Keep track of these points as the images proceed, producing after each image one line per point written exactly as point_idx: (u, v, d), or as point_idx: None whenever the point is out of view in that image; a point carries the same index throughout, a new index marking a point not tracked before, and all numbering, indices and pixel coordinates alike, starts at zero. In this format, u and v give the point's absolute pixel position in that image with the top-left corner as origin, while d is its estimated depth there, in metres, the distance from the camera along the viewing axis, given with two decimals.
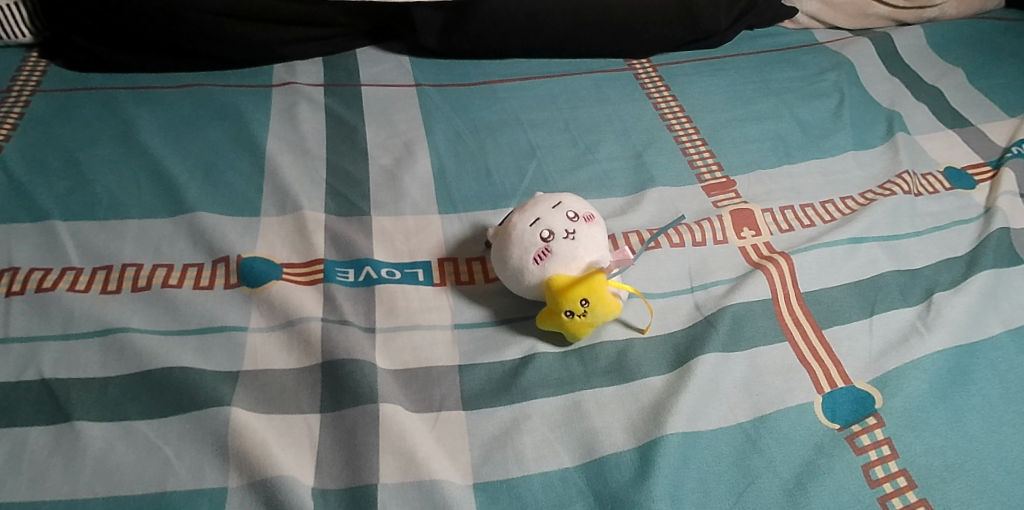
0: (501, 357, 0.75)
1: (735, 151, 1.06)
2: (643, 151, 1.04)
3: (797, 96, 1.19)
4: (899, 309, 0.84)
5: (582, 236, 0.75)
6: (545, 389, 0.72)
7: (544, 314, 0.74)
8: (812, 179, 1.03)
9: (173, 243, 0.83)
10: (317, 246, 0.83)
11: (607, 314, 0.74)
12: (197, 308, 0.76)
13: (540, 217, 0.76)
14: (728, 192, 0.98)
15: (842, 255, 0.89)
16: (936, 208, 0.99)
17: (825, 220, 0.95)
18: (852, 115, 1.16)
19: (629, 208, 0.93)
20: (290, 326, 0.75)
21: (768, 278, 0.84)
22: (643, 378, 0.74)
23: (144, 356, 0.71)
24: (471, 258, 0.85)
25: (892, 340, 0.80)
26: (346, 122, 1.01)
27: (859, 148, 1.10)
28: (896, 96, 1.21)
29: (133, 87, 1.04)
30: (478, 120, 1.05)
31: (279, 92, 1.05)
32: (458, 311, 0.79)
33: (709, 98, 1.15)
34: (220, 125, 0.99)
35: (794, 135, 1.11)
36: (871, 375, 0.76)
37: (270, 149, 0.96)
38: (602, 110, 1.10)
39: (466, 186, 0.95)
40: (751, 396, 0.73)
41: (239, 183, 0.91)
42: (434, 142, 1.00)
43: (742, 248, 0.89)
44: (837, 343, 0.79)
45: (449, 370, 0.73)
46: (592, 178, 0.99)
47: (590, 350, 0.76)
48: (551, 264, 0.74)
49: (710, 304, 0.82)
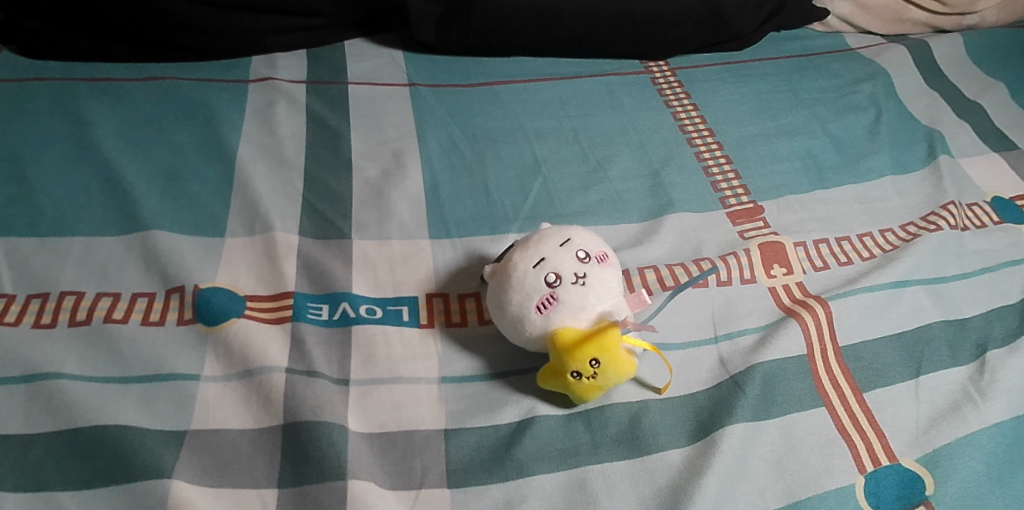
0: (495, 419, 0.64)
1: (762, 172, 0.95)
2: (660, 168, 0.93)
3: (830, 110, 1.08)
4: (949, 369, 0.73)
5: (593, 282, 0.65)
6: (544, 464, 0.62)
7: (546, 371, 0.64)
8: (849, 207, 0.92)
9: (122, 267, 0.72)
10: (288, 276, 0.73)
11: (620, 376, 0.63)
12: (143, 350, 0.65)
13: (546, 256, 0.65)
14: (755, 220, 0.87)
15: (884, 301, 0.78)
16: (985, 246, 0.89)
17: (863, 256, 0.84)
18: (890, 134, 1.05)
19: (644, 237, 0.83)
20: (248, 377, 0.64)
21: (804, 330, 0.73)
22: (659, 451, 0.63)
23: (75, 410, 0.60)
24: (464, 294, 0.74)
25: (941, 408, 0.70)
26: (329, 126, 0.90)
27: (899, 172, 0.99)
28: (936, 113, 1.10)
29: (92, 78, 0.91)
30: (477, 127, 0.94)
31: (256, 88, 0.94)
32: (447, 361, 0.68)
33: (733, 110, 1.04)
34: (187, 124, 0.87)
35: (828, 155, 1.00)
36: (919, 452, 0.66)
37: (240, 155, 0.84)
38: (615, 119, 0.99)
39: (461, 207, 0.83)
40: (783, 476, 0.63)
41: (203, 195, 0.80)
42: (427, 152, 0.89)
43: (772, 289, 0.79)
44: (881, 410, 0.69)
45: (433, 436, 0.63)
46: (603, 199, 0.88)
47: (598, 414, 0.65)
48: (557, 314, 0.63)
49: (736, 360, 0.71)
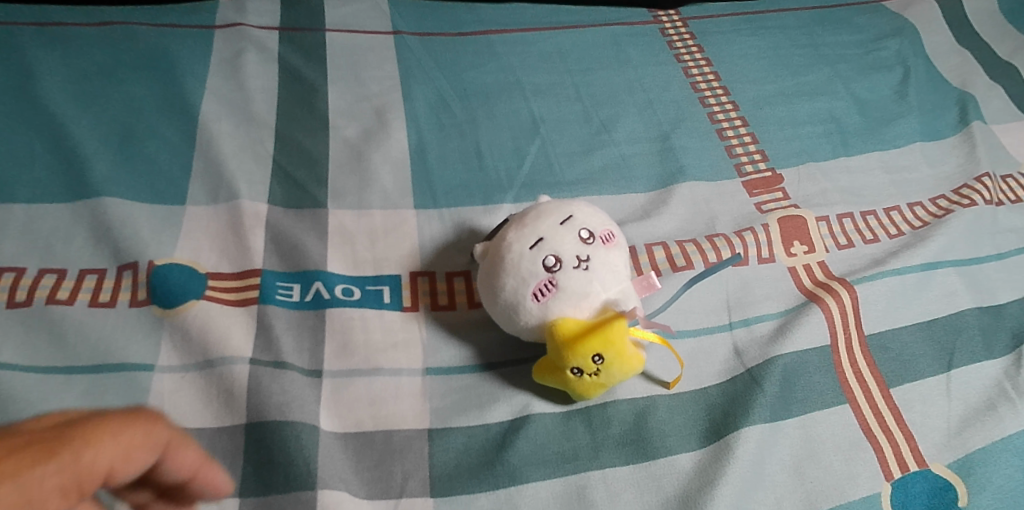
0: (485, 418, 0.58)
1: (781, 136, 0.86)
2: (670, 131, 0.84)
3: (855, 68, 0.99)
4: (983, 362, 0.67)
5: (597, 266, 0.57)
6: (538, 470, 0.56)
7: (543, 366, 0.57)
8: (875, 177, 0.84)
9: (69, 239, 0.64)
10: (255, 251, 0.65)
11: (626, 373, 0.56)
12: (90, 336, 0.58)
13: (545, 237, 0.57)
14: (773, 191, 0.80)
15: (915, 285, 0.71)
16: (1020, 223, 0.81)
17: (891, 233, 0.77)
18: (919, 95, 0.96)
19: (652, 210, 0.75)
20: (209, 369, 0.57)
21: (827, 317, 0.67)
22: (666, 456, 0.58)
23: (12, 406, 0.53)
24: (452, 272, 0.66)
25: (974, 407, 0.64)
26: (304, 80, 0.81)
27: (928, 138, 0.91)
28: (967, 73, 1.02)
29: (39, 23, 0.81)
30: (469, 82, 0.85)
31: (224, 35, 0.84)
32: (432, 350, 0.61)
33: (749, 67, 0.95)
34: (146, 75, 0.78)
35: (852, 118, 0.91)
36: (952, 457, 0.60)
37: (205, 112, 0.76)
38: (621, 75, 0.90)
39: (449, 173, 0.75)
40: (802, 484, 0.58)
41: (162, 157, 0.71)
42: (412, 110, 0.80)
43: (792, 269, 0.71)
44: (910, 408, 0.63)
45: (415, 437, 0.56)
46: (607, 165, 0.80)
47: (599, 413, 0.59)
48: (556, 302, 0.56)
49: (752, 350, 0.65)
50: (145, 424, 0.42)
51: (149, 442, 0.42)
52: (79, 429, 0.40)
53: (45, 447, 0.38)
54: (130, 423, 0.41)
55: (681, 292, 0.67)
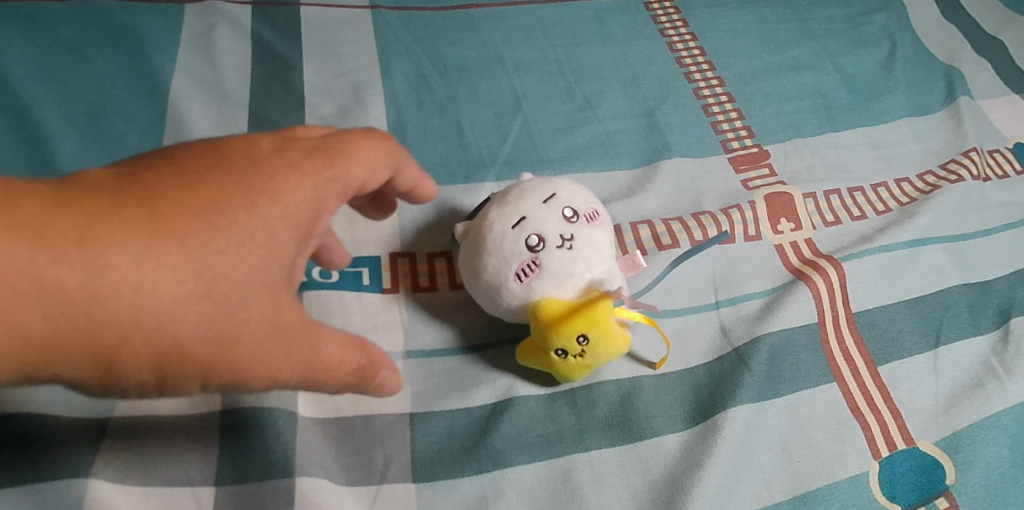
0: (468, 401, 0.57)
1: (768, 112, 0.85)
2: (655, 107, 0.83)
3: (841, 43, 0.97)
4: (971, 339, 0.66)
5: (581, 245, 0.56)
6: (523, 454, 0.55)
7: (526, 347, 0.56)
8: (862, 153, 0.83)
9: None
10: None
11: (611, 353, 0.55)
12: None
13: (527, 216, 0.56)
14: (760, 167, 0.78)
15: (903, 262, 0.70)
16: (1008, 198, 0.81)
17: (878, 210, 0.76)
18: (906, 70, 0.95)
19: (638, 187, 0.74)
20: None
21: (814, 295, 0.66)
22: (653, 437, 0.57)
23: None
24: (433, 253, 0.65)
25: (961, 384, 0.63)
26: (279, 56, 0.79)
27: (915, 114, 0.90)
28: (954, 48, 1.00)
29: None
30: (449, 57, 0.82)
31: (194, 9, 0.81)
32: (414, 332, 0.60)
33: (735, 41, 0.93)
34: (113, 51, 0.75)
35: (839, 93, 0.90)
36: (939, 435, 0.60)
37: (175, 89, 0.73)
38: (605, 50, 0.88)
39: (430, 151, 0.73)
40: (790, 464, 0.57)
41: (131, 136, 0.69)
42: (391, 87, 0.78)
43: (779, 246, 0.70)
44: (897, 386, 0.62)
45: (396, 422, 0.55)
46: (592, 142, 0.78)
47: (585, 394, 0.58)
48: (539, 283, 0.55)
49: (739, 329, 0.64)
50: (389, 139, 0.50)
51: (394, 156, 0.50)
52: (339, 144, 0.47)
53: (330, 153, 0.46)
54: (379, 136, 0.49)
55: (666, 272, 0.66)
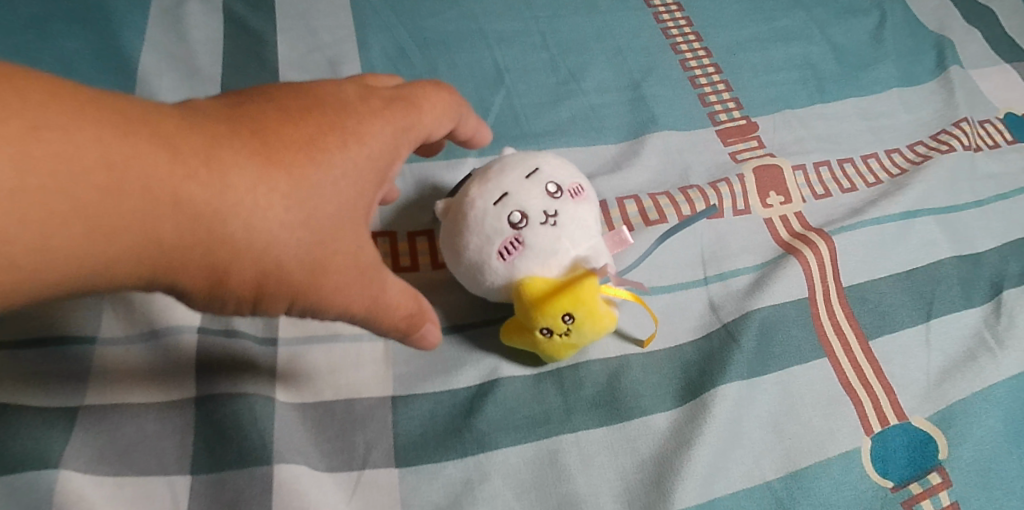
0: (452, 383, 0.55)
1: (755, 84, 0.83)
2: (641, 80, 0.81)
3: (830, 12, 0.95)
4: (963, 312, 0.65)
5: (566, 221, 0.54)
6: (509, 436, 0.53)
7: (511, 327, 0.55)
8: (851, 124, 0.81)
9: None
10: None
11: (598, 332, 0.54)
12: None
13: (509, 191, 0.54)
14: (748, 139, 0.77)
15: (893, 235, 0.69)
16: (999, 169, 0.80)
17: (868, 182, 0.75)
18: (896, 40, 0.93)
19: (624, 162, 0.72)
20: (153, 339, 0.53)
21: (804, 269, 0.64)
22: (642, 417, 0.55)
23: None
24: (414, 232, 0.63)
25: (953, 358, 0.62)
26: (252, 31, 0.76)
27: (905, 84, 0.88)
28: (944, 16, 0.98)
29: None
30: (429, 30, 0.80)
31: None
32: None
33: (722, 11, 0.91)
34: (77, 25, 0.72)
35: (828, 63, 0.88)
36: (931, 410, 0.59)
37: (143, 65, 0.70)
38: (589, 22, 0.86)
39: None
40: (781, 442, 0.56)
41: None
42: (369, 62, 0.76)
43: (768, 220, 0.69)
44: (889, 361, 0.61)
45: (377, 406, 0.54)
46: (576, 116, 0.76)
47: (572, 374, 0.57)
48: (523, 261, 0.53)
49: (728, 306, 0.62)
50: (450, 93, 0.52)
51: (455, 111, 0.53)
52: (412, 95, 0.49)
53: (407, 102, 0.49)
54: (442, 89, 0.52)
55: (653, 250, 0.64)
